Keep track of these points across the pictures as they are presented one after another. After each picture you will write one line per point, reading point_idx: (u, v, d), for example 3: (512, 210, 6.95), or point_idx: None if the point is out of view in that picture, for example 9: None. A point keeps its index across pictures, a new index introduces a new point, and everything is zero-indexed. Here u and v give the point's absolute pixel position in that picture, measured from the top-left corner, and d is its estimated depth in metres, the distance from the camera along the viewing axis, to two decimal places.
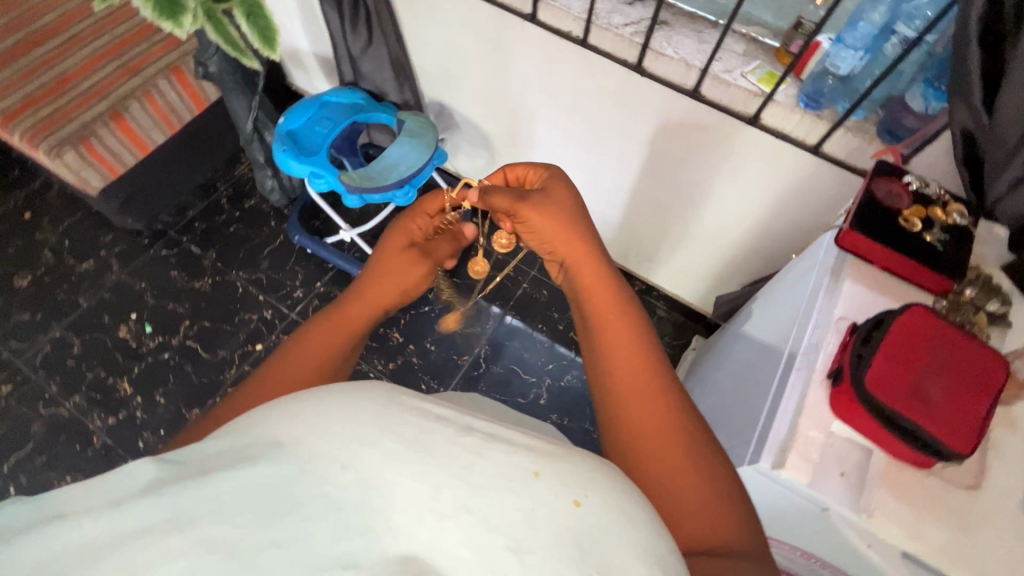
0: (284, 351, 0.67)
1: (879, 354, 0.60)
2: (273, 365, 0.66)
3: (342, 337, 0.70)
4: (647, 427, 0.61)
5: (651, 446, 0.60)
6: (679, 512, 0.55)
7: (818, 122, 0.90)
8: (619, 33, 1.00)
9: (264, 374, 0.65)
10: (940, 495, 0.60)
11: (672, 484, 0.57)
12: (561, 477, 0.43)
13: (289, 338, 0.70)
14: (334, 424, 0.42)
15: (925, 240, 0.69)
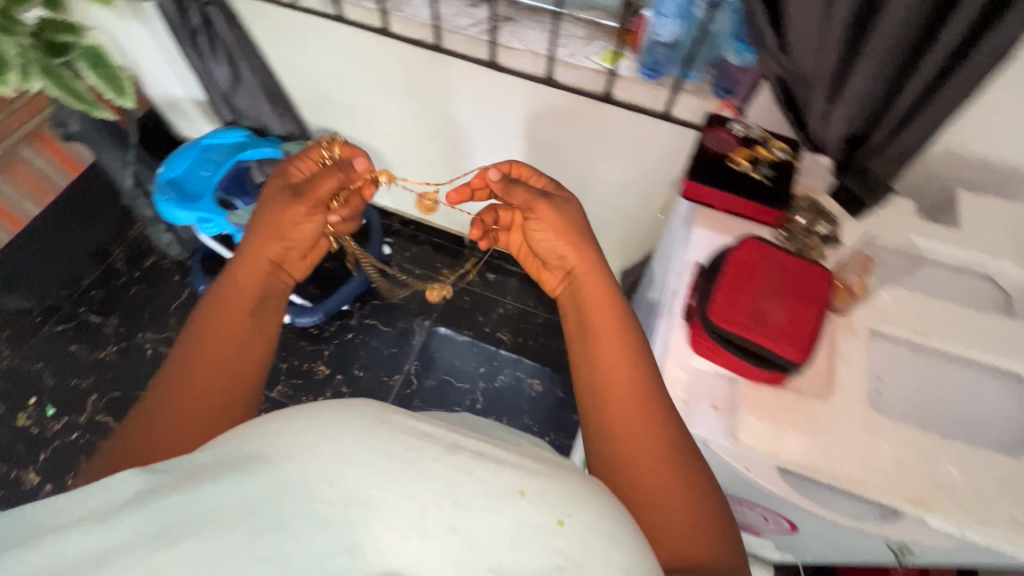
0: (199, 345, 0.62)
1: (720, 289, 0.64)
2: (189, 358, 0.61)
3: (267, 324, 0.67)
4: (634, 424, 0.59)
5: (635, 443, 0.58)
6: (662, 514, 0.54)
7: (660, 89, 0.96)
8: (466, 34, 1.04)
9: (185, 368, 0.61)
10: (796, 406, 0.63)
11: (658, 489, 0.55)
12: (548, 495, 0.40)
13: (199, 324, 0.64)
14: (319, 442, 0.39)
15: (754, 177, 0.75)
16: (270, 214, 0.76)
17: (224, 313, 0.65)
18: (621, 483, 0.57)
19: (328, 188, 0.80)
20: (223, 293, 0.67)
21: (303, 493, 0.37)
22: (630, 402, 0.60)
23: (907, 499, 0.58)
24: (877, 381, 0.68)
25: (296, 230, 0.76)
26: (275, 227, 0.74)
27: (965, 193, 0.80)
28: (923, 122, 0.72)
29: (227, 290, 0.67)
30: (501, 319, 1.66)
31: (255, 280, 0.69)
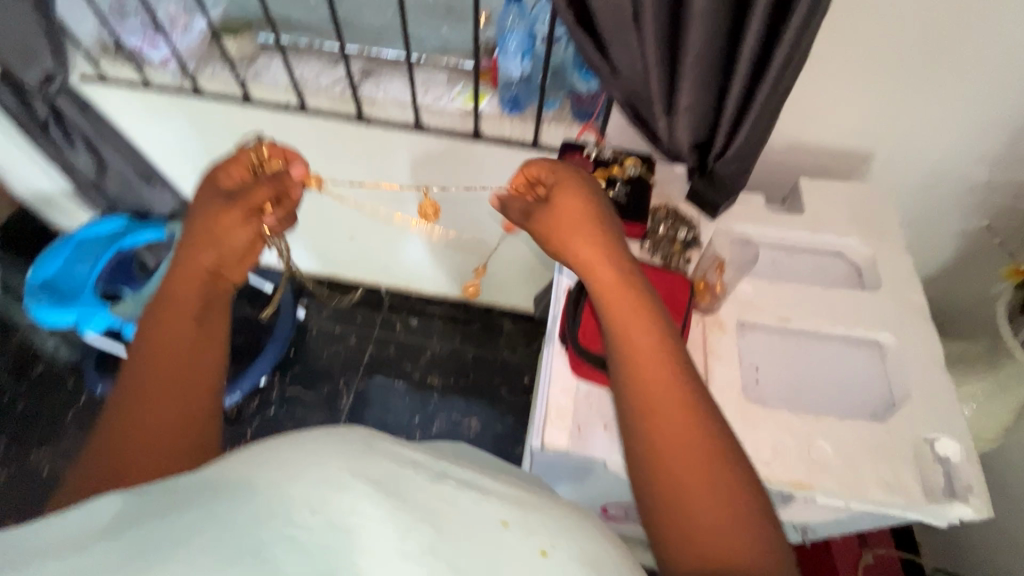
0: (146, 363, 0.49)
1: (585, 310, 0.66)
2: (135, 376, 0.48)
3: (214, 342, 0.53)
4: (667, 402, 0.47)
5: (665, 427, 0.46)
6: (692, 520, 0.42)
7: (525, 121, 0.99)
8: (330, 93, 1.05)
9: (133, 392, 0.47)
10: None
11: (699, 486, 0.43)
12: (537, 524, 0.35)
13: (146, 337, 0.50)
14: (311, 470, 0.33)
15: (610, 197, 0.78)
16: (193, 220, 0.59)
17: (168, 328, 0.51)
18: (649, 477, 0.45)
19: (262, 194, 0.63)
20: (160, 305, 0.52)
21: (286, 518, 0.31)
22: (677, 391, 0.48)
23: (788, 484, 0.60)
24: (754, 369, 0.72)
25: (227, 239, 0.58)
26: (201, 237, 0.57)
27: (806, 179, 0.87)
28: (748, 129, 0.77)
29: (162, 302, 0.53)
30: (430, 363, 1.63)
31: (192, 291, 0.54)
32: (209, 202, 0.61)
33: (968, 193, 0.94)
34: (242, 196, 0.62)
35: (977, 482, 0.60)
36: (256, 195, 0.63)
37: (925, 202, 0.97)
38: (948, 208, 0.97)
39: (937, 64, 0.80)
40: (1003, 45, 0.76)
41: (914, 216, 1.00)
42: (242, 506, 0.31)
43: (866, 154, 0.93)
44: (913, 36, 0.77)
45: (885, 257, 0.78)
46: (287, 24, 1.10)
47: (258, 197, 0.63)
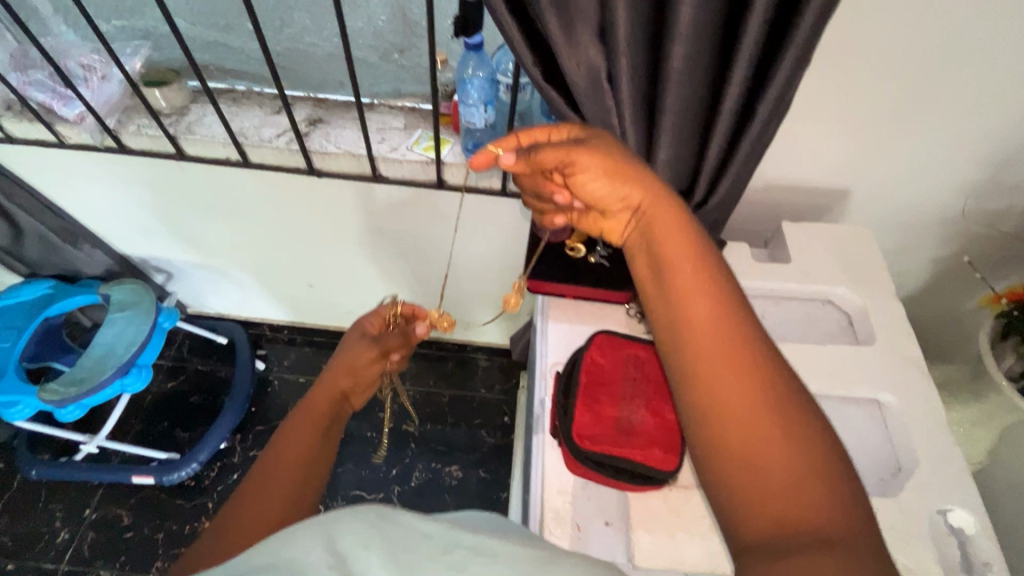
0: (276, 452, 0.54)
1: (579, 406, 0.59)
2: (266, 463, 0.53)
3: (332, 445, 0.58)
4: (725, 356, 0.48)
5: (722, 387, 0.48)
6: (762, 474, 0.44)
7: (492, 169, 0.93)
8: (274, 146, 0.95)
9: (259, 474, 0.52)
10: (684, 506, 0.59)
11: (759, 438, 0.45)
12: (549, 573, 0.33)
13: (282, 433, 0.57)
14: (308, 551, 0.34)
15: (592, 262, 0.73)
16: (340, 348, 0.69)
17: (303, 424, 0.57)
18: (712, 437, 0.47)
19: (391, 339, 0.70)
20: (304, 407, 0.60)
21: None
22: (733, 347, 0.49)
23: None
24: None
25: (359, 370, 0.66)
26: (341, 362, 0.66)
27: (789, 223, 0.83)
28: (729, 184, 0.72)
29: (305, 405, 0.61)
30: (404, 409, 1.54)
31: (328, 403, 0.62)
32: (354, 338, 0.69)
33: (942, 225, 0.93)
34: (380, 337, 0.71)
35: (995, 558, 0.58)
36: (387, 339, 0.71)
37: (902, 234, 0.96)
38: (924, 238, 0.96)
39: (911, 103, 0.78)
40: (975, 84, 0.75)
41: (892, 247, 0.99)
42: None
43: (842, 190, 0.91)
44: (887, 78, 0.75)
45: (876, 307, 0.75)
46: (219, 70, 1.00)
47: (393, 343, 0.71)
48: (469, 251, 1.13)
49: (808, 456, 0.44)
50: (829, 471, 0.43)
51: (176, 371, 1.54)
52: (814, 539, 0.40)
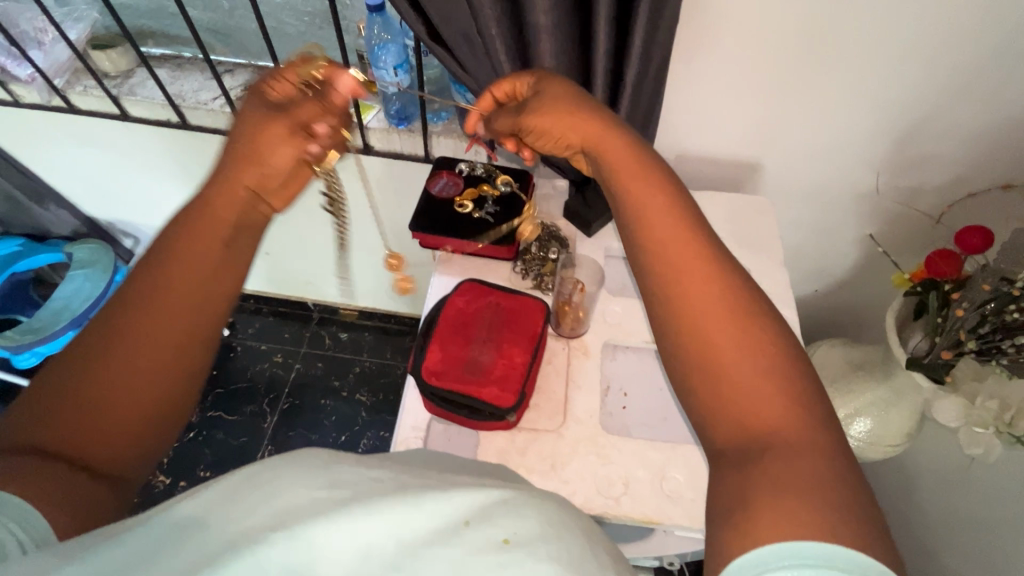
0: (140, 292, 0.40)
1: (432, 345, 0.62)
2: (125, 304, 0.40)
3: (231, 266, 0.44)
4: (690, 283, 0.42)
5: (692, 315, 0.41)
6: (736, 401, 0.38)
7: (413, 135, 0.95)
8: (209, 108, 0.99)
9: (121, 315, 0.40)
10: (530, 446, 0.62)
11: (731, 363, 0.39)
12: (499, 511, 0.34)
13: (157, 257, 0.42)
14: (263, 499, 0.33)
15: (477, 218, 0.76)
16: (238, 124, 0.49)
17: (179, 256, 0.42)
18: (681, 363, 0.41)
19: (314, 112, 0.50)
20: (187, 220, 0.44)
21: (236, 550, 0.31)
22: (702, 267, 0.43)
23: (637, 518, 0.58)
24: (622, 395, 0.68)
25: (270, 159, 0.47)
26: (241, 149, 0.47)
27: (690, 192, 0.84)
28: None
29: (192, 213, 0.45)
30: (358, 379, 1.58)
31: (229, 209, 0.45)
32: (254, 109, 0.49)
33: (856, 202, 0.94)
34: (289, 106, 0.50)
35: None
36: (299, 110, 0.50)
37: (818, 210, 0.96)
38: (841, 215, 0.96)
39: (814, 74, 0.78)
40: (872, 59, 0.75)
41: (810, 223, 0.99)
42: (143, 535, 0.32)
43: (756, 163, 0.91)
44: (783, 51, 0.76)
45: (761, 273, 0.76)
46: (164, 36, 1.04)
47: (307, 112, 0.50)
48: None
49: (786, 381, 0.38)
50: (806, 393, 0.38)
51: None
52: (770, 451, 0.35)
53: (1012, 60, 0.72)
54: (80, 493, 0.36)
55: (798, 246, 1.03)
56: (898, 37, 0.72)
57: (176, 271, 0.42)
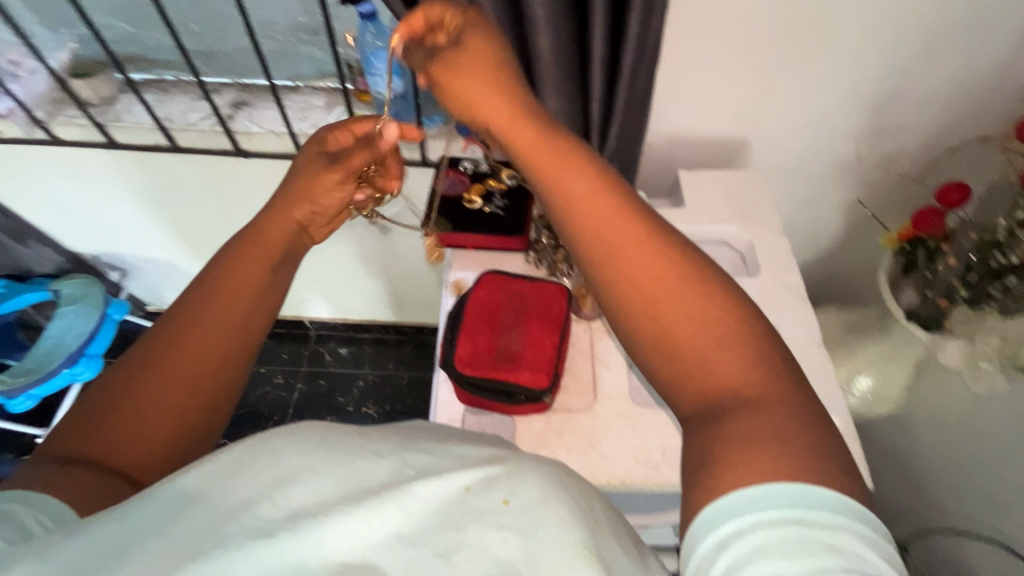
0: (199, 299, 0.46)
1: (461, 337, 0.63)
2: (188, 311, 0.45)
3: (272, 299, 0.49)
4: (630, 250, 0.40)
5: (639, 290, 0.39)
6: (693, 368, 0.37)
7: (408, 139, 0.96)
8: (199, 129, 0.98)
9: (180, 321, 0.45)
10: (566, 425, 0.63)
11: (686, 339, 0.38)
12: (497, 475, 0.34)
13: (213, 278, 0.47)
14: (266, 466, 0.34)
15: (486, 212, 0.78)
16: (299, 162, 0.59)
17: (233, 277, 0.47)
18: (637, 341, 0.39)
19: (360, 158, 0.60)
20: (244, 240, 0.50)
21: (252, 513, 0.32)
22: (646, 244, 0.40)
23: (677, 484, 0.60)
24: (648, 370, 0.68)
25: (321, 198, 0.57)
26: (298, 190, 0.56)
27: (686, 172, 0.87)
28: (617, 132, 0.77)
29: (245, 239, 0.51)
30: (364, 393, 1.57)
31: (279, 240, 0.52)
32: (313, 155, 0.59)
33: (840, 170, 0.98)
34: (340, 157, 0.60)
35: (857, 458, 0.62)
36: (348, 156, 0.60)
37: (805, 182, 1.01)
38: (825, 185, 1.01)
39: (793, 51, 0.82)
40: (845, 33, 0.79)
41: (799, 195, 1.03)
42: (157, 500, 0.33)
43: (742, 141, 0.95)
44: (762, 32, 0.79)
45: (762, 244, 0.80)
46: (143, 60, 1.03)
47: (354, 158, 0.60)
48: (404, 225, 1.17)
49: (749, 351, 0.38)
50: (773, 356, 0.38)
51: None
52: (797, 400, 0.36)
53: (975, 25, 0.77)
54: (108, 491, 0.38)
55: (787, 218, 1.08)
56: (869, 10, 0.77)
57: (230, 304, 0.46)
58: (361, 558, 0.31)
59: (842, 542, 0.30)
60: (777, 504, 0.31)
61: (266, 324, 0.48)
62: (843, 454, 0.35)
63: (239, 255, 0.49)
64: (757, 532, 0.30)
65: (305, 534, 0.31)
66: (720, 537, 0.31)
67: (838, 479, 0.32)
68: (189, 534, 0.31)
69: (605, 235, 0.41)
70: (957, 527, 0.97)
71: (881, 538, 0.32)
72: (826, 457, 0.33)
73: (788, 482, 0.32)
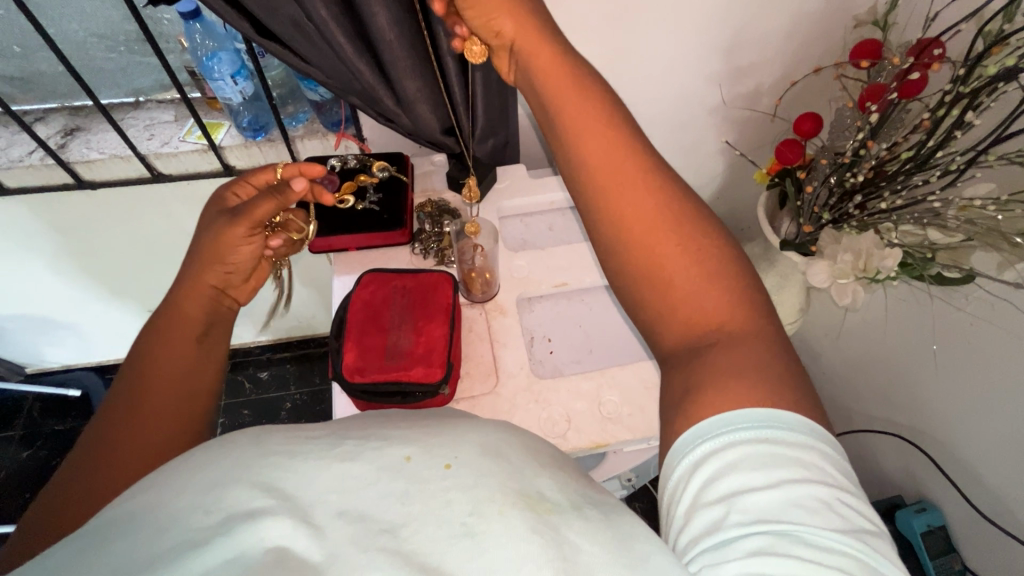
0: (135, 377, 0.45)
1: (347, 344, 0.60)
2: (125, 391, 0.44)
3: (211, 362, 0.49)
4: (632, 193, 0.40)
5: (635, 226, 0.39)
6: (683, 308, 0.39)
7: (274, 143, 0.90)
8: (26, 165, 0.87)
9: (118, 405, 0.43)
10: (473, 405, 0.63)
11: (680, 284, 0.39)
12: (436, 442, 0.32)
13: (143, 357, 0.46)
14: (194, 474, 0.30)
15: (362, 209, 0.75)
16: (201, 229, 0.54)
17: (161, 357, 0.46)
18: (623, 275, 0.40)
19: (266, 208, 0.53)
20: (163, 315, 0.49)
21: (180, 525, 0.28)
22: (650, 185, 0.40)
23: (585, 448, 0.61)
24: (547, 341, 0.73)
25: (233, 258, 0.53)
26: (207, 252, 0.52)
27: None
28: (483, 107, 0.73)
29: (162, 316, 0.49)
30: (293, 413, 1.50)
31: (199, 311, 0.50)
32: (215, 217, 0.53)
33: (710, 116, 1.02)
34: (245, 208, 0.53)
35: None
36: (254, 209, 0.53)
37: (682, 131, 1.04)
38: (702, 131, 1.05)
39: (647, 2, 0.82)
40: None
41: (679, 144, 1.07)
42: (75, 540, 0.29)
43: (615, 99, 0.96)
44: None
45: None
46: None
47: (260, 211, 0.53)
48: None
49: (738, 294, 0.39)
50: (753, 297, 0.40)
51: (26, 440, 1.36)
52: (739, 341, 0.37)
53: None
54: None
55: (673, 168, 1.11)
56: None
57: (166, 375, 0.46)
58: (305, 545, 0.28)
59: (807, 457, 0.32)
60: (745, 426, 0.33)
61: (208, 389, 0.48)
62: (776, 353, 0.38)
63: (163, 330, 0.48)
64: (732, 449, 0.33)
65: (238, 535, 0.27)
66: (697, 457, 0.34)
67: (775, 378, 0.36)
68: (120, 557, 0.27)
69: (609, 172, 0.40)
70: (856, 427, 1.07)
71: (838, 454, 0.34)
72: (774, 371, 0.36)
73: (760, 409, 0.34)
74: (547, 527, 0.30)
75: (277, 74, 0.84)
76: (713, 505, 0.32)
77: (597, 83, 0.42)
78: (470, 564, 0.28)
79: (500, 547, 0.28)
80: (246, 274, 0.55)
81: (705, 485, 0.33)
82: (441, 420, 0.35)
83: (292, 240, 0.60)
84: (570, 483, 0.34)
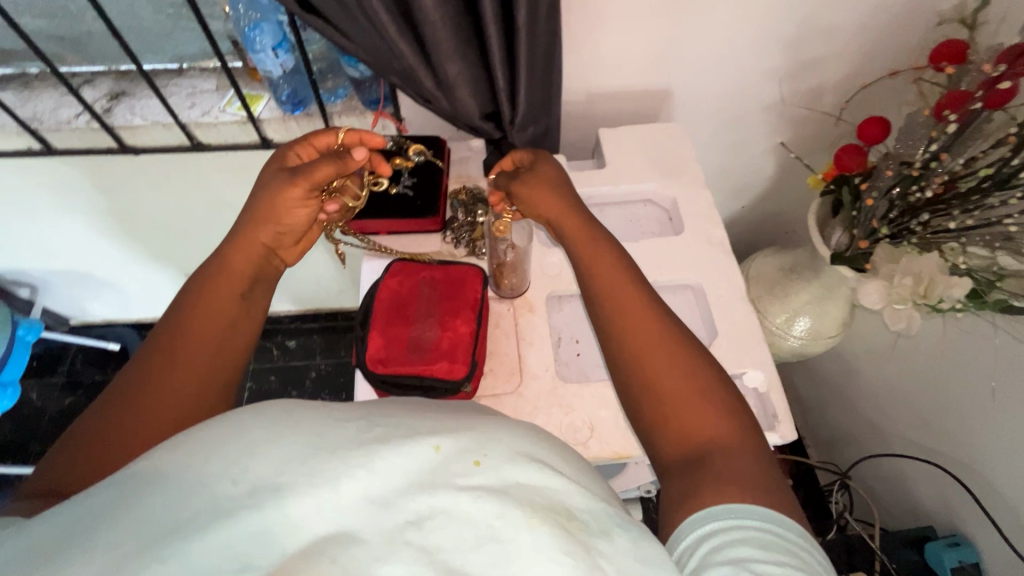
0: (177, 328, 0.46)
1: (372, 334, 0.60)
2: (168, 339, 0.45)
3: (251, 318, 0.50)
4: (636, 320, 0.47)
5: (635, 343, 0.46)
6: (676, 415, 0.42)
7: (312, 119, 0.89)
8: (72, 128, 0.88)
9: (159, 352, 0.45)
10: (498, 399, 0.62)
11: (670, 397, 0.43)
12: (465, 436, 0.31)
13: (186, 308, 0.47)
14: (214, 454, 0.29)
15: (395, 193, 0.73)
16: (257, 183, 0.54)
17: (201, 314, 0.47)
18: (626, 383, 0.46)
19: (327, 171, 0.52)
20: (213, 266, 0.50)
21: (201, 504, 0.27)
22: (653, 317, 0.47)
23: (605, 457, 0.59)
24: (575, 343, 0.70)
25: (287, 218, 0.52)
26: (260, 210, 0.51)
27: (608, 129, 0.85)
28: (526, 95, 0.69)
29: (212, 265, 0.50)
30: (317, 383, 1.52)
31: (245, 268, 0.50)
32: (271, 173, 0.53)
33: (765, 113, 0.96)
34: (306, 170, 0.52)
35: (781, 410, 0.67)
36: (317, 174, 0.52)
37: (732, 127, 0.98)
38: (755, 129, 0.99)
39: None
40: None
41: (728, 141, 1.01)
42: (102, 489, 0.29)
43: (664, 90, 0.91)
44: None
45: (685, 199, 0.79)
46: None
47: (321, 176, 0.52)
48: None
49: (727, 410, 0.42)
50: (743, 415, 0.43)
51: (67, 388, 1.43)
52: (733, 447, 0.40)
53: None
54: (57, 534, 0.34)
55: (719, 165, 1.05)
56: None
57: (205, 330, 0.46)
58: (329, 528, 0.28)
59: (807, 556, 0.34)
60: (755, 517, 0.36)
61: (242, 350, 0.48)
62: (771, 469, 0.40)
63: (207, 285, 0.48)
64: (743, 529, 0.35)
65: (265, 509, 0.27)
66: (710, 527, 0.36)
67: (758, 481, 0.38)
68: (142, 520, 0.27)
69: (619, 303, 0.48)
70: (891, 449, 1.02)
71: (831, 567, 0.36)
72: (759, 478, 0.38)
73: (764, 508, 0.36)
74: (575, 541, 0.29)
75: (319, 48, 0.82)
76: (722, 564, 0.33)
77: (608, 242, 0.52)
78: (493, 569, 0.27)
79: (526, 560, 0.27)
80: (297, 235, 0.55)
81: (718, 547, 0.34)
82: (470, 416, 0.34)
83: (346, 206, 0.60)
84: (594, 494, 0.32)
